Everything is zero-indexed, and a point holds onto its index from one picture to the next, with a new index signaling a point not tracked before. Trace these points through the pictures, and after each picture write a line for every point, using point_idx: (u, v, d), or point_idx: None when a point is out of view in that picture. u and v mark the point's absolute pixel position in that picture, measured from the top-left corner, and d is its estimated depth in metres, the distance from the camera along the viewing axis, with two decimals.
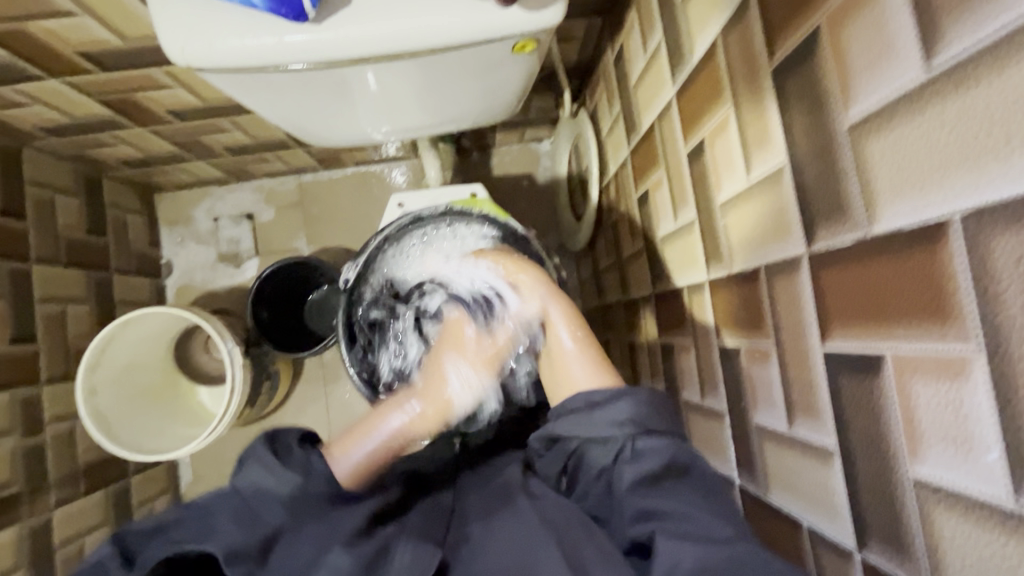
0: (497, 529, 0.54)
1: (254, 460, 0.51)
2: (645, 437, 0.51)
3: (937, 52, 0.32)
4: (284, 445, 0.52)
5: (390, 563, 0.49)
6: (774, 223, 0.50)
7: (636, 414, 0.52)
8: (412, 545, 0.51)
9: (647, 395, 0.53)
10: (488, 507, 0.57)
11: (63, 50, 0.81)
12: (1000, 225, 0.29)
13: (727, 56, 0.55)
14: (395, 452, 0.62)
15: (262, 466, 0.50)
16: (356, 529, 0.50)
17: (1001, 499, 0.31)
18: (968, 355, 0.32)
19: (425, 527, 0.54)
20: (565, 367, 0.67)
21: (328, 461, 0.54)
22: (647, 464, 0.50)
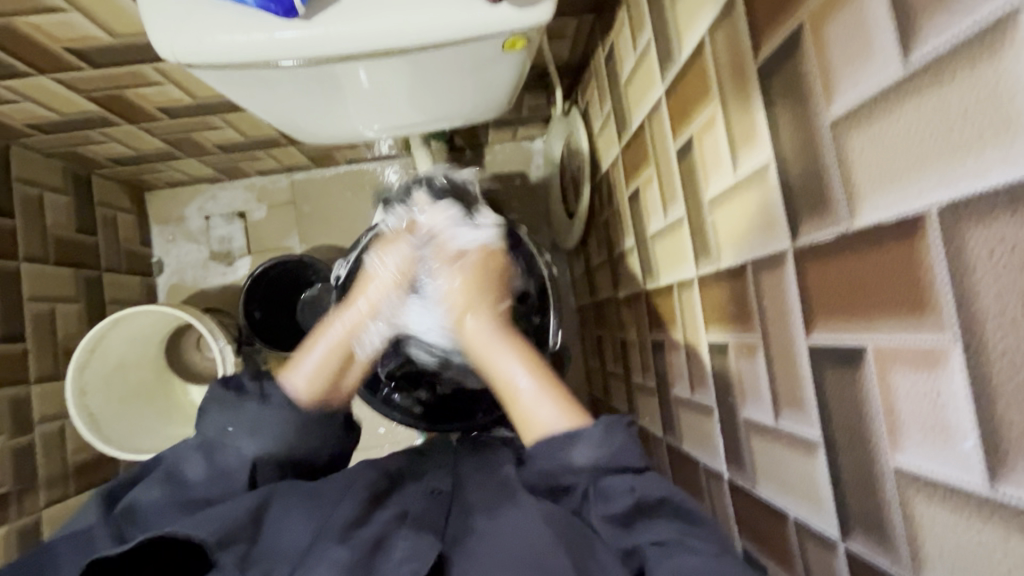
0: (500, 525, 0.53)
1: (218, 405, 0.62)
2: (608, 476, 0.52)
3: (914, 48, 0.32)
4: (244, 388, 0.64)
5: (389, 556, 0.50)
6: (760, 218, 0.51)
7: (602, 449, 0.52)
8: (411, 537, 0.52)
9: (617, 430, 0.53)
10: (493, 502, 0.56)
11: (51, 46, 0.81)
12: (975, 217, 0.30)
13: (714, 54, 0.55)
14: (334, 375, 0.66)
15: (223, 405, 0.62)
16: (349, 521, 0.54)
17: (977, 486, 0.32)
18: (945, 345, 0.33)
19: (422, 516, 0.56)
20: (484, 355, 0.63)
21: (273, 389, 0.64)
22: (619, 503, 0.50)
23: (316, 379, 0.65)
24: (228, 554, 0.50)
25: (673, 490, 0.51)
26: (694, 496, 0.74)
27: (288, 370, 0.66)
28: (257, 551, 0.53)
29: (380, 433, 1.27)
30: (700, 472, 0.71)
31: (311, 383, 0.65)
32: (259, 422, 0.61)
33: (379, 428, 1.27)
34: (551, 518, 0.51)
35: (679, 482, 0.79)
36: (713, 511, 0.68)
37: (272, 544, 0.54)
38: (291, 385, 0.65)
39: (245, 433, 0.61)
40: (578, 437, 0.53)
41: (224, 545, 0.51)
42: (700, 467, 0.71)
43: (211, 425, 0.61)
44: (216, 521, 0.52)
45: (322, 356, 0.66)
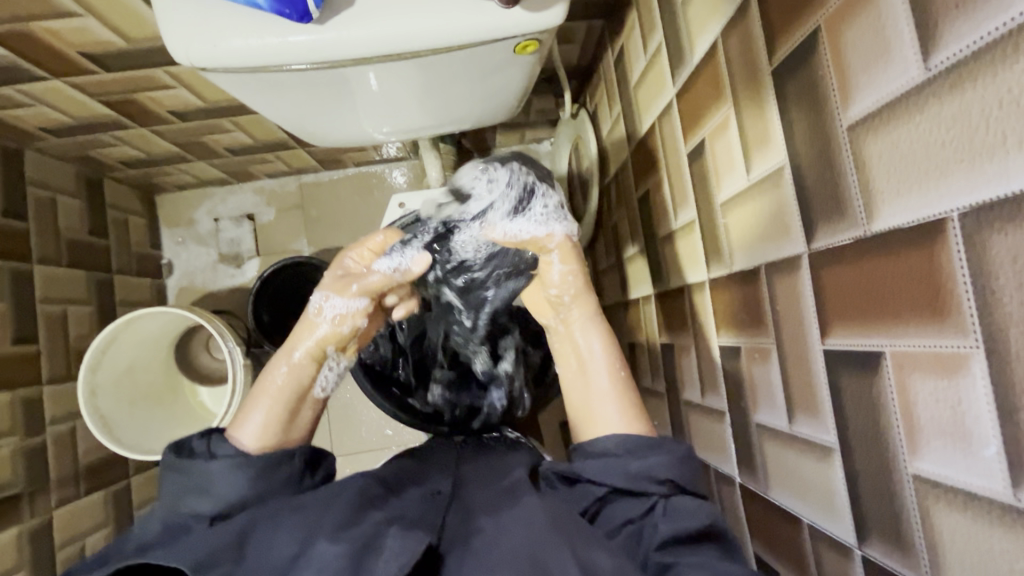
0: (506, 526, 0.53)
1: (172, 470, 0.57)
2: (679, 496, 0.54)
3: (934, 53, 0.32)
4: (191, 449, 0.59)
5: (378, 556, 0.48)
6: (774, 222, 0.51)
7: (678, 469, 0.54)
8: (400, 532, 0.50)
9: (682, 452, 0.56)
10: (494, 503, 0.57)
11: (66, 51, 0.81)
12: (998, 222, 0.30)
13: (728, 56, 0.55)
14: (288, 422, 0.64)
15: (175, 471, 0.57)
16: (342, 521, 0.52)
17: (1000, 494, 0.31)
18: (966, 351, 0.32)
19: (418, 518, 0.55)
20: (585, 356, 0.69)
21: (222, 449, 0.59)
22: (684, 523, 0.51)
23: (265, 436, 0.62)
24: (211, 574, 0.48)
25: (714, 513, 0.52)
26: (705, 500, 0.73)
27: (238, 426, 0.63)
28: (246, 569, 0.50)
29: (387, 435, 1.27)
30: (710, 476, 0.71)
31: (263, 437, 0.62)
32: (212, 479, 0.56)
33: (386, 430, 1.27)
34: (553, 516, 0.52)
35: None
36: (724, 516, 0.68)
37: (263, 556, 0.50)
38: (241, 444, 0.61)
39: (195, 495, 0.56)
40: (663, 448, 0.55)
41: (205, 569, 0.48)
42: (710, 472, 0.71)
43: (173, 491, 0.57)
44: (199, 548, 0.50)
45: (268, 411, 0.63)
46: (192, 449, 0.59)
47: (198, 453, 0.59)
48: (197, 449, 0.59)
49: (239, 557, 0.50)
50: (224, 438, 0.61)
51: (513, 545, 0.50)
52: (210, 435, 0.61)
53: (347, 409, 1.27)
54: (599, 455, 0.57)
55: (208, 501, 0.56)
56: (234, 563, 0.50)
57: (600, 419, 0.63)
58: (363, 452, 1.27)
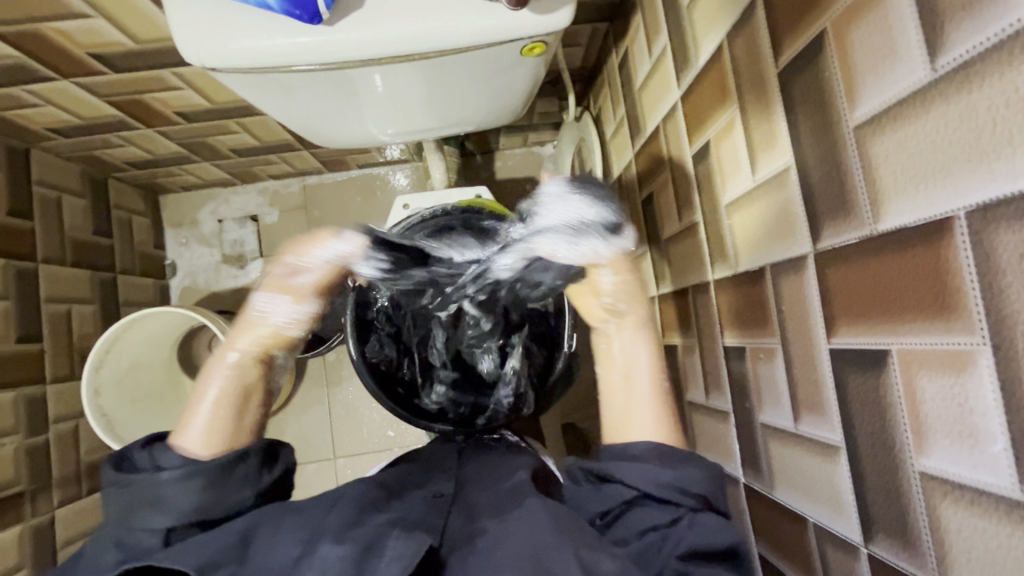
0: (512, 527, 0.53)
1: (116, 485, 0.53)
2: (704, 513, 0.54)
3: (941, 53, 0.33)
4: (134, 461, 0.55)
5: (381, 556, 0.48)
6: (780, 223, 0.51)
7: (707, 483, 0.55)
8: (404, 536, 0.50)
9: (713, 471, 0.56)
10: (500, 507, 0.57)
11: (75, 51, 0.82)
12: (1004, 220, 0.30)
13: (733, 59, 0.56)
14: (234, 425, 0.59)
15: (118, 488, 0.53)
16: (348, 522, 0.52)
17: (1006, 490, 0.32)
18: (973, 348, 0.33)
19: (420, 520, 0.54)
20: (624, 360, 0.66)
21: (166, 458, 0.55)
22: (704, 536, 0.52)
23: (213, 439, 0.58)
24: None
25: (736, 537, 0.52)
26: None
27: (182, 430, 0.58)
28: (249, 570, 0.50)
29: (389, 436, 1.27)
30: None
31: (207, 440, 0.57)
32: (160, 493, 0.52)
33: (388, 431, 1.27)
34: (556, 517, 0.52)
35: None
36: (729, 517, 0.68)
37: (265, 560, 0.50)
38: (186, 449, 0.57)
39: (147, 510, 0.52)
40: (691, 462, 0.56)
41: (211, 570, 0.48)
42: None
43: (118, 508, 0.53)
44: (198, 553, 0.49)
45: (213, 414, 0.59)
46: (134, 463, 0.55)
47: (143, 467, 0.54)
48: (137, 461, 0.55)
49: (244, 556, 0.50)
50: (165, 447, 0.57)
51: (522, 544, 0.50)
52: (151, 445, 0.57)
53: (349, 410, 1.27)
54: (629, 459, 0.57)
55: (160, 515, 0.52)
56: (236, 566, 0.49)
57: (634, 425, 0.61)
58: (365, 454, 1.27)
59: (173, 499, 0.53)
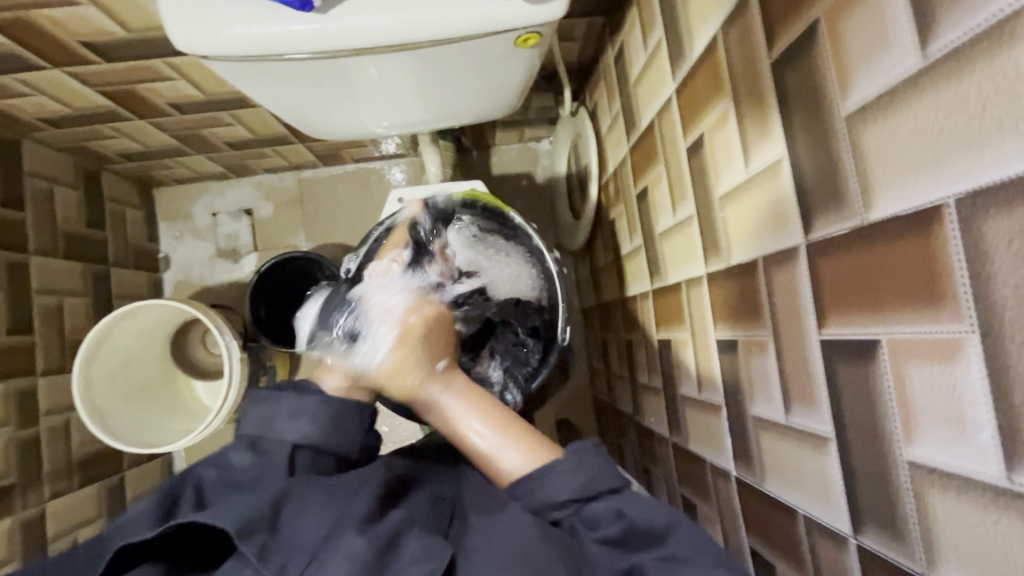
0: (495, 529, 0.50)
1: (254, 402, 0.59)
2: (591, 505, 0.50)
3: (931, 41, 0.33)
4: (281, 383, 0.61)
5: (400, 556, 0.46)
6: (772, 214, 0.51)
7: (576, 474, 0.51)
8: (424, 538, 0.48)
9: (581, 454, 0.52)
10: (486, 503, 0.55)
11: (66, 40, 0.81)
12: (993, 207, 0.30)
13: (727, 50, 0.56)
14: (361, 371, 0.65)
15: (257, 402, 0.59)
16: (366, 514, 0.49)
17: (994, 477, 0.32)
18: (962, 336, 0.33)
19: (427, 521, 0.53)
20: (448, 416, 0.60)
21: (310, 388, 0.60)
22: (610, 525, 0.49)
23: (344, 378, 0.63)
24: (251, 541, 0.45)
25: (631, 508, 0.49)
26: (701, 496, 0.73)
27: (325, 371, 0.64)
28: (279, 543, 0.46)
29: (383, 431, 1.27)
30: (707, 471, 0.71)
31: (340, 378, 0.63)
32: (301, 409, 0.58)
33: (382, 427, 1.27)
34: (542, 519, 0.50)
35: (685, 482, 0.79)
36: (720, 511, 0.68)
37: (293, 535, 0.47)
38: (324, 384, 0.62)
39: (288, 420, 0.57)
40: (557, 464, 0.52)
41: (245, 535, 0.45)
42: (706, 466, 0.71)
43: (256, 422, 0.58)
44: (239, 509, 0.47)
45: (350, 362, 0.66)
46: (282, 388, 0.60)
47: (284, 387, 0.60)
48: (286, 386, 0.60)
49: (274, 524, 0.47)
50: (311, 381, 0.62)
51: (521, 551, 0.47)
52: (302, 381, 0.61)
53: None
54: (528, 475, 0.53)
55: (297, 430, 0.57)
56: (269, 531, 0.47)
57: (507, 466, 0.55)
58: None
59: (307, 428, 0.58)
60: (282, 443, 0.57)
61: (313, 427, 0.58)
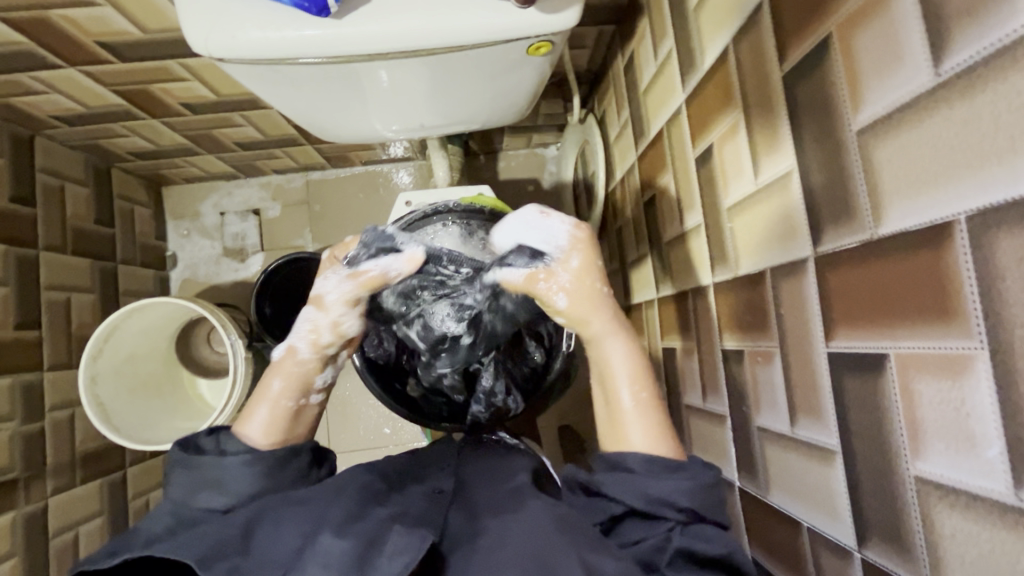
0: (510, 524, 0.50)
1: (179, 466, 0.57)
2: (699, 524, 0.51)
3: (945, 59, 0.33)
4: (199, 447, 0.59)
5: (382, 551, 0.47)
6: (781, 226, 0.51)
7: (702, 495, 0.52)
8: (406, 531, 0.48)
9: (707, 479, 0.53)
10: (496, 505, 0.55)
11: (83, 40, 0.82)
12: (1006, 225, 0.30)
13: (738, 63, 0.56)
14: (291, 419, 0.64)
15: (184, 467, 0.57)
16: (347, 516, 0.50)
17: (1001, 495, 0.32)
18: (971, 352, 0.33)
19: (422, 515, 0.53)
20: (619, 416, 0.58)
21: (230, 443, 0.60)
22: (708, 544, 0.49)
23: (272, 432, 0.62)
24: (216, 569, 0.46)
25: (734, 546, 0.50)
26: None
27: (244, 423, 0.63)
28: (249, 564, 0.48)
29: (385, 434, 1.27)
30: None
31: (270, 431, 0.62)
32: (225, 474, 0.56)
33: (384, 429, 1.27)
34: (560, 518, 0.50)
35: None
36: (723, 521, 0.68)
37: (268, 551, 0.49)
38: (248, 437, 0.61)
39: (211, 489, 0.56)
40: (686, 472, 0.52)
41: (206, 563, 0.46)
42: None
43: (182, 486, 0.56)
44: (205, 541, 0.48)
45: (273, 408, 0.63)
46: (203, 449, 0.59)
47: (208, 451, 0.59)
48: (207, 447, 0.59)
49: (247, 547, 0.49)
50: (233, 435, 0.61)
51: (518, 545, 0.47)
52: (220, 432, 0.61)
53: (345, 407, 1.27)
54: (624, 471, 0.54)
55: (223, 496, 0.56)
56: (240, 552, 0.48)
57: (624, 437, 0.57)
58: (360, 451, 1.26)
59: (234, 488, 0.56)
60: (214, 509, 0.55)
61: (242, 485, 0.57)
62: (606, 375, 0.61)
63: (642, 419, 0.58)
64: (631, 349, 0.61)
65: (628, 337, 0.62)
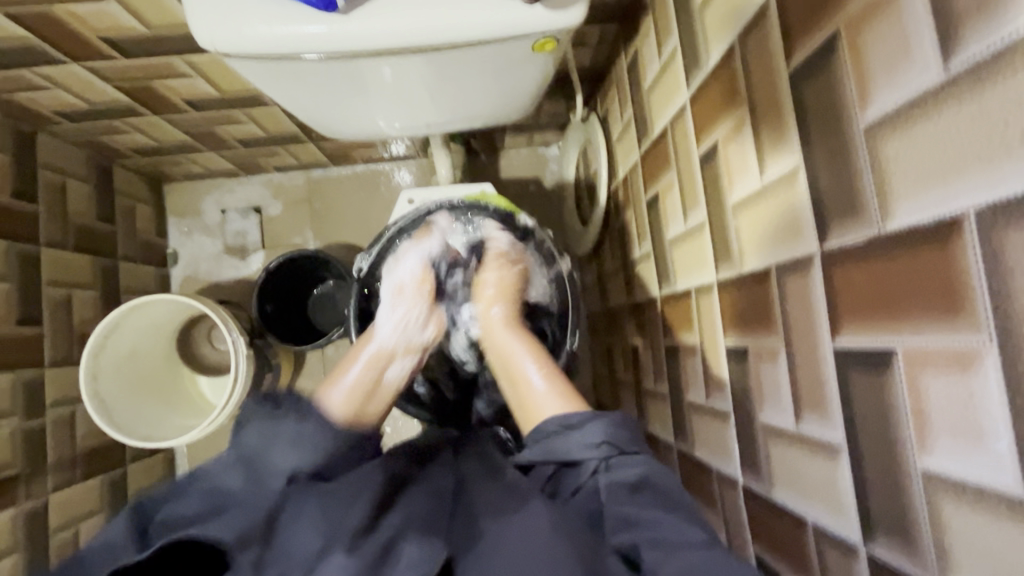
0: (510, 529, 0.50)
1: (258, 417, 0.53)
2: (619, 458, 0.55)
3: (954, 54, 0.33)
4: (280, 402, 0.56)
5: (397, 561, 0.48)
6: (786, 223, 0.51)
7: (610, 437, 0.56)
8: (418, 543, 0.50)
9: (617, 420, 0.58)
10: (501, 506, 0.54)
11: (87, 35, 0.82)
12: (1015, 218, 0.30)
13: (743, 61, 0.56)
14: (367, 396, 0.70)
15: (263, 419, 0.53)
16: (361, 526, 0.50)
17: (1009, 487, 0.32)
18: (980, 346, 0.33)
19: (427, 519, 0.53)
20: (511, 358, 0.75)
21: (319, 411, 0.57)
22: (624, 472, 0.54)
23: (350, 399, 0.67)
24: (243, 558, 0.46)
25: (650, 470, 0.54)
26: (706, 503, 0.73)
27: (326, 390, 0.68)
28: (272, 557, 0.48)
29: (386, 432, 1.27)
30: (713, 478, 0.71)
31: (347, 403, 0.66)
32: (304, 435, 0.53)
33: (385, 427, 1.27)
34: (556, 521, 0.49)
35: (690, 489, 0.79)
36: (725, 518, 0.68)
37: (288, 550, 0.48)
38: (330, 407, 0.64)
39: (288, 446, 0.52)
40: (588, 416, 0.59)
41: (242, 546, 0.47)
42: (712, 473, 0.71)
43: (256, 439, 0.52)
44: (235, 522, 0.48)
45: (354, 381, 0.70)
46: (284, 402, 0.56)
47: (290, 407, 0.55)
48: (288, 402, 0.56)
49: (268, 538, 0.48)
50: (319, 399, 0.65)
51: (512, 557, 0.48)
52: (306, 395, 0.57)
53: None
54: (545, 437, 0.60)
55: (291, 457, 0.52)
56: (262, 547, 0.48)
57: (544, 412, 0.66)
58: None
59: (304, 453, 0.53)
60: (277, 472, 0.51)
61: (311, 452, 0.53)
62: (508, 364, 0.74)
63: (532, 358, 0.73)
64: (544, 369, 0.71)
65: (513, 324, 0.79)
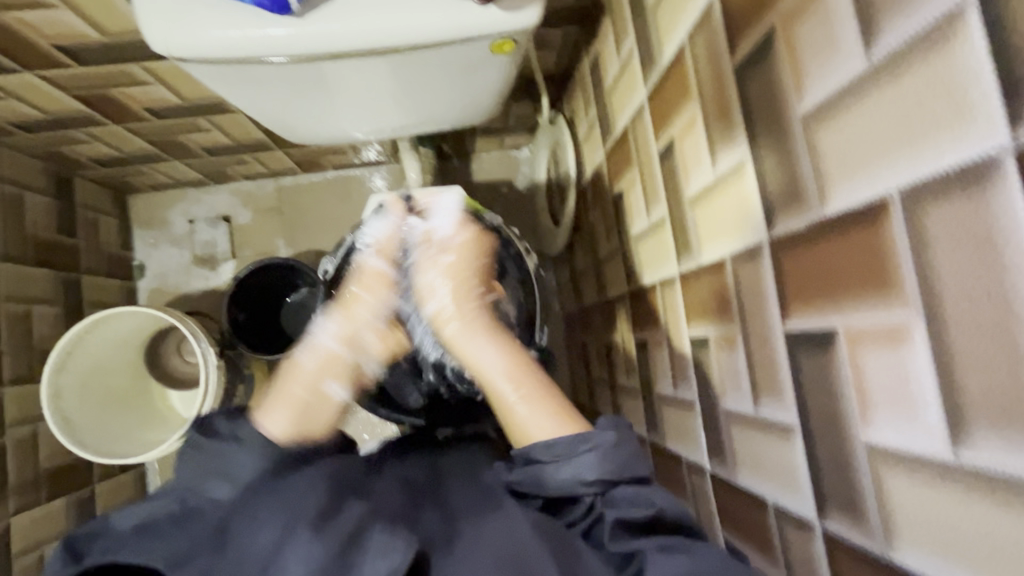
0: (479, 536, 0.52)
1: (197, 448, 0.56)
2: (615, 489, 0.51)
3: (875, 45, 0.35)
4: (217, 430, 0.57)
5: (364, 551, 0.46)
6: (738, 213, 0.53)
7: (605, 458, 0.51)
8: (388, 531, 0.47)
9: (612, 439, 0.52)
10: (473, 508, 0.57)
11: (39, 43, 0.80)
12: (932, 197, 0.32)
13: (693, 58, 0.58)
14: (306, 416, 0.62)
15: (197, 449, 0.56)
16: (319, 513, 0.48)
17: (942, 454, 0.33)
18: (910, 321, 0.34)
19: (395, 514, 0.55)
20: (466, 354, 0.66)
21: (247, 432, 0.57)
22: (631, 506, 0.50)
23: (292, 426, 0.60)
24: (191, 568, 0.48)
25: (659, 501, 0.50)
26: (677, 492, 0.74)
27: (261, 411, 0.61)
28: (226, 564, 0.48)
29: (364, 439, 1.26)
30: (682, 468, 0.72)
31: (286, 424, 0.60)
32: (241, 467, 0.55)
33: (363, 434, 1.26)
34: (538, 527, 0.52)
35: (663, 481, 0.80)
36: (696, 506, 0.69)
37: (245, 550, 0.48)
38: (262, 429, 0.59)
39: (219, 477, 0.55)
40: (590, 443, 0.52)
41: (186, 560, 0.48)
42: (682, 463, 0.72)
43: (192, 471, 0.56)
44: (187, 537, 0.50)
45: (293, 402, 0.62)
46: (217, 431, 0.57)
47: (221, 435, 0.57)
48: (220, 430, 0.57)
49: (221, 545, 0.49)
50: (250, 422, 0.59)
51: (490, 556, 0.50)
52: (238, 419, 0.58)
53: None
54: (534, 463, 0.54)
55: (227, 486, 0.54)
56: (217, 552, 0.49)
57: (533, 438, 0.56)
58: None
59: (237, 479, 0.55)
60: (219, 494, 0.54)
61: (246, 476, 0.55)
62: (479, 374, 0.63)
63: (507, 368, 0.62)
64: (498, 348, 0.64)
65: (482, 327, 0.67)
